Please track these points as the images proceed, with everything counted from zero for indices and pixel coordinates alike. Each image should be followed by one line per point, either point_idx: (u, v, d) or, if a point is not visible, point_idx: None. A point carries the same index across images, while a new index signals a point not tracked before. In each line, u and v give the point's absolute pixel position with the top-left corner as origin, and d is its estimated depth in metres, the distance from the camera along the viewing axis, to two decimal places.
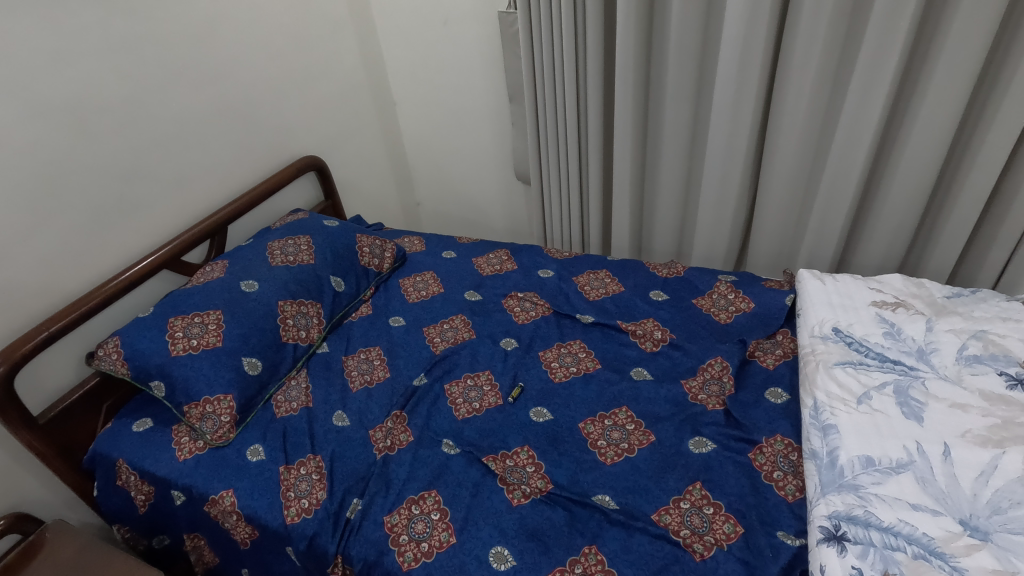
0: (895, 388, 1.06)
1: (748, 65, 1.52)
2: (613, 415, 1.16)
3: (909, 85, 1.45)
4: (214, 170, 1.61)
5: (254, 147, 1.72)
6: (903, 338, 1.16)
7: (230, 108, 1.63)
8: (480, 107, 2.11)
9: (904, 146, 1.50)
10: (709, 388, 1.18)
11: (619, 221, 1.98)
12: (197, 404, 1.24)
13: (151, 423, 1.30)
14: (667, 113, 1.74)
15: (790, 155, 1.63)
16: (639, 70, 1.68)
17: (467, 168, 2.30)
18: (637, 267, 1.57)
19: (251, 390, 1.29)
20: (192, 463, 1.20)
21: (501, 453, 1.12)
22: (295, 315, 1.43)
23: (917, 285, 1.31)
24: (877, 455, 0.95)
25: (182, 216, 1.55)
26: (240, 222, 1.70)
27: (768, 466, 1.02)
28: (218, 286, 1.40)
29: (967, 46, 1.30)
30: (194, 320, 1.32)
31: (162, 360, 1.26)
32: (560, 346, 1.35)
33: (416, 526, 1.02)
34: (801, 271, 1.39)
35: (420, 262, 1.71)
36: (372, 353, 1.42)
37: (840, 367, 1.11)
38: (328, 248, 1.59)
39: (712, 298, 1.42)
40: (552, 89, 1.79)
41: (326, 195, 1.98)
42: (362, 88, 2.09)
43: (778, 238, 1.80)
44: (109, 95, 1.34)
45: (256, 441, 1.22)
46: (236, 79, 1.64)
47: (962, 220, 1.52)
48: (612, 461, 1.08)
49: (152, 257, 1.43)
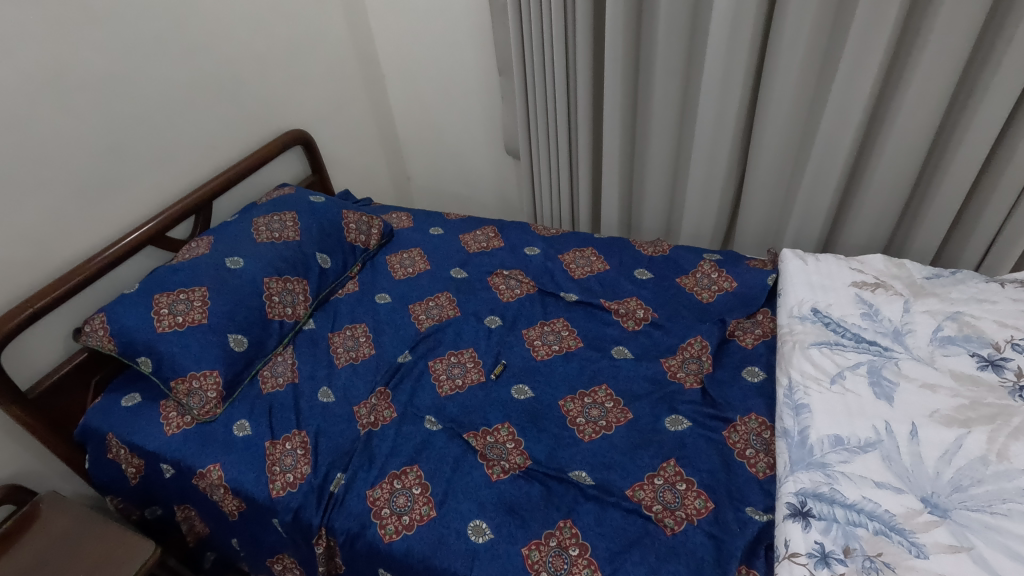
0: (868, 368, 1.08)
1: (739, 39, 1.50)
2: (592, 392, 1.18)
3: (899, 64, 1.43)
4: (198, 145, 1.59)
5: (240, 122, 1.70)
6: (880, 319, 1.18)
7: (214, 82, 1.60)
8: (469, 80, 2.07)
9: (892, 126, 1.49)
10: (688, 366, 1.20)
11: (608, 197, 1.98)
12: (183, 380, 1.26)
13: (139, 398, 1.31)
14: (657, 87, 1.72)
15: (779, 134, 1.62)
16: (628, 43, 1.65)
17: (458, 142, 2.28)
18: (623, 245, 1.57)
19: (238, 366, 1.31)
20: (180, 438, 1.23)
21: (482, 430, 1.14)
22: (280, 291, 1.44)
23: (898, 266, 1.32)
24: (846, 434, 0.97)
25: (167, 191, 1.53)
26: (226, 197, 1.68)
27: (741, 444, 1.04)
28: (203, 263, 1.41)
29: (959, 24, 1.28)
30: (179, 297, 1.33)
31: (147, 337, 1.27)
32: (543, 324, 1.36)
33: (398, 500, 1.05)
34: (784, 251, 1.40)
35: (407, 239, 1.71)
36: (358, 330, 1.43)
37: (816, 348, 1.13)
38: (314, 225, 1.58)
39: (696, 277, 1.43)
40: (540, 64, 1.77)
41: (313, 169, 1.96)
42: (348, 60, 2.05)
43: (765, 216, 1.80)
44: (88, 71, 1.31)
45: (243, 417, 1.24)
46: (220, 53, 1.60)
47: (948, 200, 1.52)
48: (590, 438, 1.10)
49: (137, 233, 1.42)
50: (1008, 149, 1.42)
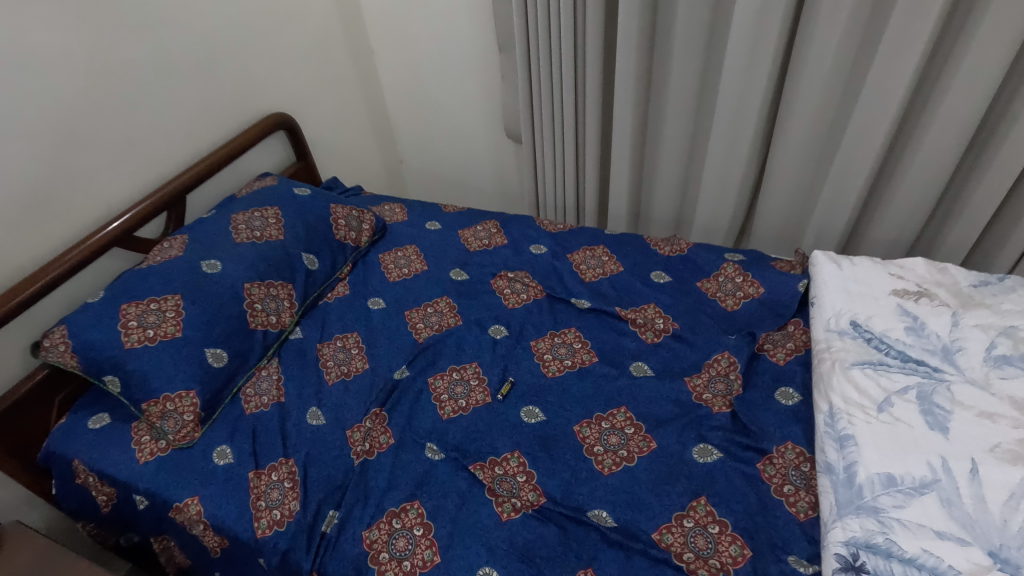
0: (918, 393, 0.97)
1: (769, 16, 1.35)
2: (611, 416, 1.07)
3: (945, 46, 1.29)
4: (168, 131, 1.42)
5: (216, 104, 1.53)
6: (927, 334, 1.07)
7: (185, 61, 1.43)
8: (466, 57, 1.91)
9: (932, 115, 1.36)
10: (715, 386, 1.09)
11: (617, 187, 1.84)
12: (156, 402, 1.13)
13: (108, 419, 1.19)
14: (675, 67, 1.57)
15: (808, 119, 1.49)
16: (644, 19, 1.50)
17: (455, 124, 2.12)
18: (637, 244, 1.45)
19: (217, 384, 1.18)
20: (154, 466, 1.11)
21: (490, 461, 1.03)
22: (263, 298, 1.30)
23: (941, 271, 1.21)
24: (898, 473, 0.87)
25: (134, 185, 1.38)
26: (202, 190, 1.53)
27: (779, 480, 0.94)
28: (176, 267, 1.27)
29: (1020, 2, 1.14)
30: (150, 307, 1.19)
31: (114, 353, 1.14)
32: (554, 336, 1.24)
33: (398, 543, 0.95)
34: (815, 253, 1.28)
35: (402, 235, 1.58)
36: (349, 341, 1.30)
37: (858, 369, 1.02)
38: (299, 221, 1.44)
39: (718, 282, 1.31)
40: (546, 41, 1.61)
41: (298, 156, 1.80)
42: (334, 34, 1.87)
43: (787, 209, 1.68)
44: (36, 50, 1.14)
45: (224, 442, 1.12)
46: (190, 28, 1.43)
47: (988, 197, 1.39)
48: (609, 471, 0.99)
49: (101, 233, 1.27)
50: None
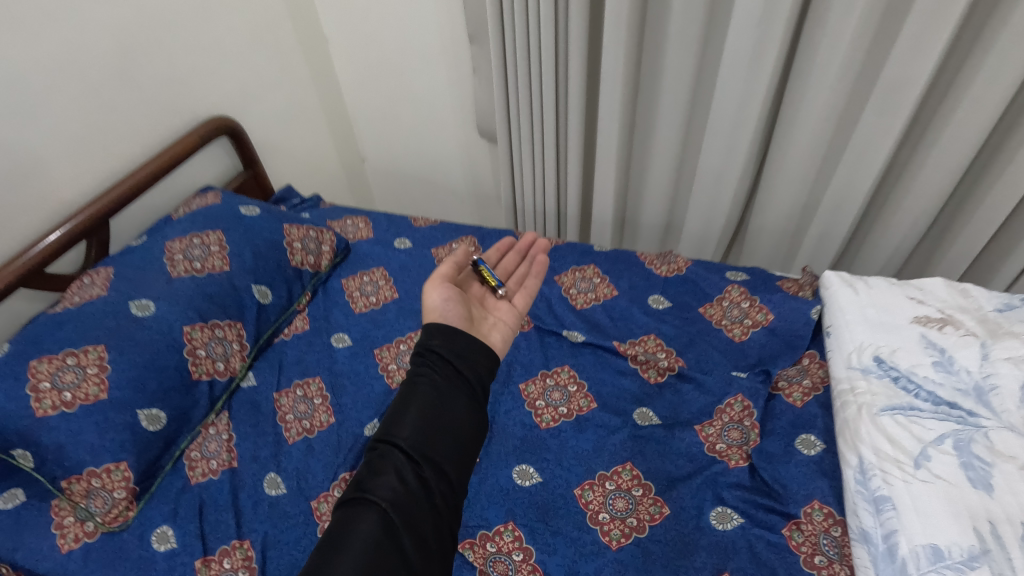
0: (954, 443, 0.88)
1: (776, 6, 1.19)
2: (615, 475, 0.95)
3: (964, 43, 1.18)
4: (79, 143, 1.21)
5: (138, 108, 1.31)
6: (956, 370, 0.97)
7: (94, 60, 1.21)
8: (431, 47, 1.71)
9: (945, 122, 1.26)
10: (729, 435, 0.98)
11: (603, 192, 1.69)
12: (79, 479, 0.95)
13: (22, 497, 0.98)
14: (669, 60, 1.40)
15: (816, 120, 1.34)
16: (634, 12, 1.32)
17: (421, 120, 1.92)
18: (630, 262, 1.31)
19: (154, 451, 1.02)
20: (81, 556, 0.94)
21: (481, 536, 0.89)
22: (206, 342, 1.12)
23: (962, 293, 1.11)
24: (945, 544, 0.78)
25: (41, 208, 1.17)
26: (127, 214, 1.31)
27: (808, 549, 0.84)
28: (96, 310, 1.07)
29: None
30: (66, 363, 0.99)
31: (23, 424, 0.95)
32: (545, 377, 1.10)
33: (497, 567, 0.86)
34: (826, 274, 1.17)
35: (368, 256, 1.41)
36: (311, 388, 1.14)
37: (888, 416, 0.92)
38: (246, 248, 1.24)
39: (723, 307, 1.19)
40: (524, 31, 1.41)
41: (246, 164, 1.58)
42: (281, 23, 1.65)
43: (786, 216, 1.56)
44: None
45: (164, 521, 0.96)
46: (99, 15, 1.20)
47: (999, 206, 1.30)
48: (618, 545, 0.87)
49: (15, 263, 1.09)
50: None
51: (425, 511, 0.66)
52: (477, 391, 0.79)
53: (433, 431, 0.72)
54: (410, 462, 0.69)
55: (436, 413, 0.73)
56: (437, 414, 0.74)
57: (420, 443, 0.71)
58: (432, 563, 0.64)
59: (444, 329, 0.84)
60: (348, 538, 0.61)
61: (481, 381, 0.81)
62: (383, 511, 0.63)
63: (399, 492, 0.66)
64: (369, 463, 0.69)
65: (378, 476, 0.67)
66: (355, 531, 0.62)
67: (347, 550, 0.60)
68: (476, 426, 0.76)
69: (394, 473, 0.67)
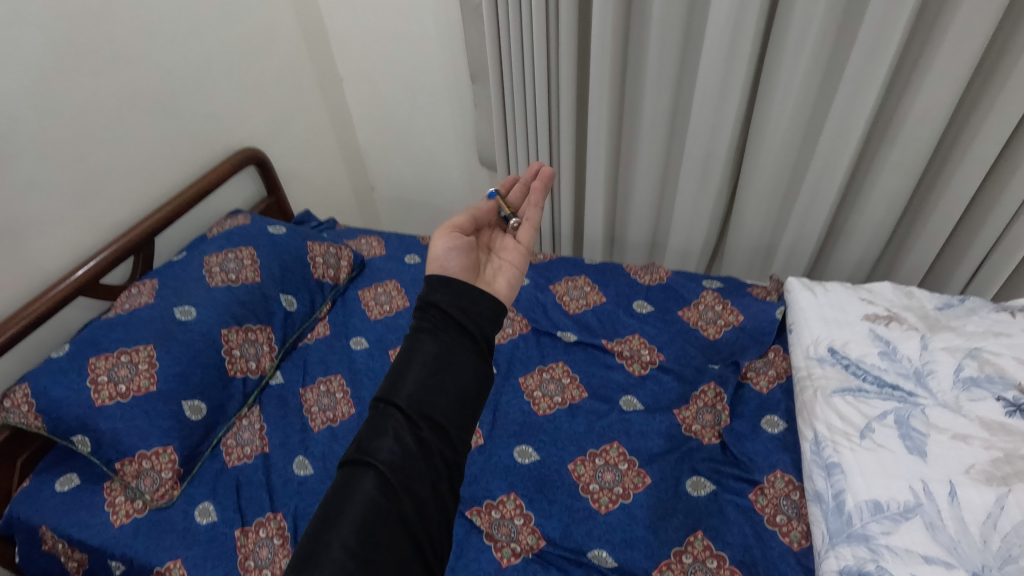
0: (896, 418, 1.01)
1: (737, 51, 1.38)
2: (604, 452, 1.08)
3: (901, 79, 1.36)
4: (129, 171, 1.38)
5: (179, 141, 1.48)
6: (899, 358, 1.11)
7: (144, 100, 1.39)
8: (437, 85, 1.90)
9: (889, 149, 1.43)
10: (703, 418, 1.13)
11: (593, 213, 1.85)
12: (131, 461, 1.07)
13: (77, 479, 1.12)
14: (647, 97, 1.58)
15: (779, 147, 1.52)
16: (615, 55, 1.51)
17: (426, 151, 2.10)
18: (617, 272, 1.47)
19: (196, 438, 1.14)
20: (131, 530, 1.05)
21: (486, 504, 1.02)
22: (241, 344, 1.26)
23: (908, 295, 1.26)
24: (883, 499, 0.91)
25: (95, 228, 1.33)
26: (167, 233, 1.47)
27: (771, 510, 0.98)
28: (145, 314, 1.21)
29: (962, 51, 1.21)
30: (120, 360, 1.13)
31: (83, 412, 1.08)
32: (542, 371, 1.24)
33: (501, 530, 0.99)
34: (790, 279, 1.32)
35: (381, 270, 1.56)
36: (333, 384, 1.28)
37: (839, 396, 1.06)
38: (275, 262, 1.40)
39: (699, 310, 1.34)
40: (519, 72, 1.60)
41: (269, 191, 1.76)
42: (302, 66, 1.84)
43: (758, 233, 1.72)
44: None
45: (205, 499, 1.09)
46: (149, 62, 1.38)
47: (943, 221, 1.46)
48: (606, 509, 1.00)
49: (75, 275, 1.24)
50: (999, 178, 1.38)
51: (425, 473, 0.62)
52: (480, 347, 0.75)
53: (435, 389, 0.68)
54: (409, 424, 0.65)
55: (438, 369, 0.70)
56: (439, 371, 0.70)
57: (421, 401, 0.67)
58: (435, 528, 0.60)
59: (449, 282, 0.80)
60: (346, 501, 0.58)
61: (485, 338, 0.77)
62: (381, 475, 0.60)
63: (398, 455, 0.62)
64: (368, 426, 0.66)
65: (377, 439, 0.63)
66: (353, 495, 0.58)
67: (346, 513, 0.57)
68: (480, 382, 0.72)
69: (393, 436, 0.63)
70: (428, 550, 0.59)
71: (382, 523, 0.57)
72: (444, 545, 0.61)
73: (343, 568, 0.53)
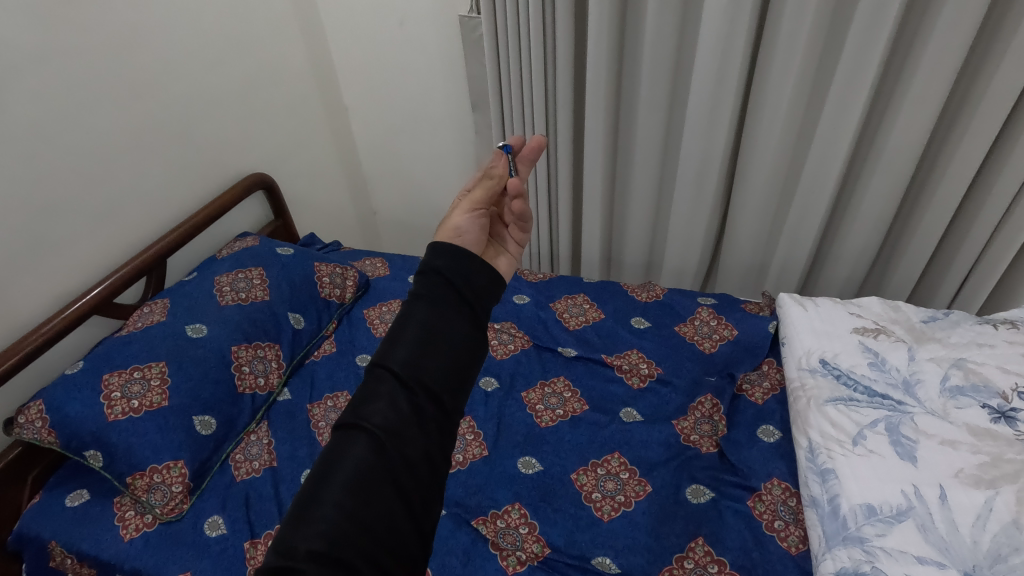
0: (886, 426, 1.05)
1: (725, 80, 1.46)
2: (605, 462, 1.11)
3: (880, 104, 1.43)
4: (144, 195, 1.43)
5: (191, 167, 1.54)
6: (888, 368, 1.15)
7: (160, 127, 1.45)
8: (439, 113, 1.97)
9: (872, 170, 1.50)
10: (701, 428, 1.16)
11: (590, 234, 1.91)
12: (142, 475, 1.09)
13: (88, 495, 1.13)
14: (640, 123, 1.66)
15: (767, 170, 1.58)
16: (610, 84, 1.59)
17: (428, 176, 2.17)
18: (616, 290, 1.52)
19: (206, 452, 1.16)
20: (141, 542, 1.07)
21: (492, 514, 1.05)
22: (250, 360, 1.30)
23: (895, 308, 1.31)
24: (877, 502, 0.94)
25: (109, 249, 1.37)
26: (178, 254, 1.52)
27: (769, 516, 1.01)
28: (158, 332, 1.24)
29: (936, 79, 1.29)
30: (133, 376, 1.15)
31: (96, 426, 1.10)
32: (543, 385, 1.28)
33: (506, 539, 1.01)
34: (781, 295, 1.37)
35: (386, 289, 1.61)
36: (340, 400, 1.31)
37: (831, 405, 1.10)
38: (283, 281, 1.44)
39: (695, 325, 1.39)
40: (519, 100, 1.67)
41: (276, 214, 1.81)
42: (309, 95, 1.91)
43: (751, 252, 1.78)
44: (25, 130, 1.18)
45: (215, 512, 1.11)
46: (166, 91, 1.45)
47: (926, 239, 1.52)
48: (609, 517, 1.02)
49: (91, 293, 1.28)
50: (977, 197, 1.45)
51: (420, 439, 0.58)
52: (482, 313, 0.70)
53: (432, 356, 0.63)
54: (404, 389, 0.60)
55: (435, 334, 0.65)
56: (437, 335, 0.65)
57: (418, 366, 0.62)
58: (430, 496, 0.57)
59: (456, 250, 0.73)
60: (337, 465, 0.55)
61: (485, 303, 0.72)
62: (373, 439, 0.56)
63: (392, 421, 0.58)
64: (360, 390, 0.61)
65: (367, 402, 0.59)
66: (343, 460, 0.55)
67: (335, 479, 0.54)
68: (478, 349, 0.68)
69: (387, 400, 0.59)
70: (421, 516, 0.55)
71: (372, 491, 0.53)
72: (437, 513, 0.58)
73: (335, 531, 0.51)
